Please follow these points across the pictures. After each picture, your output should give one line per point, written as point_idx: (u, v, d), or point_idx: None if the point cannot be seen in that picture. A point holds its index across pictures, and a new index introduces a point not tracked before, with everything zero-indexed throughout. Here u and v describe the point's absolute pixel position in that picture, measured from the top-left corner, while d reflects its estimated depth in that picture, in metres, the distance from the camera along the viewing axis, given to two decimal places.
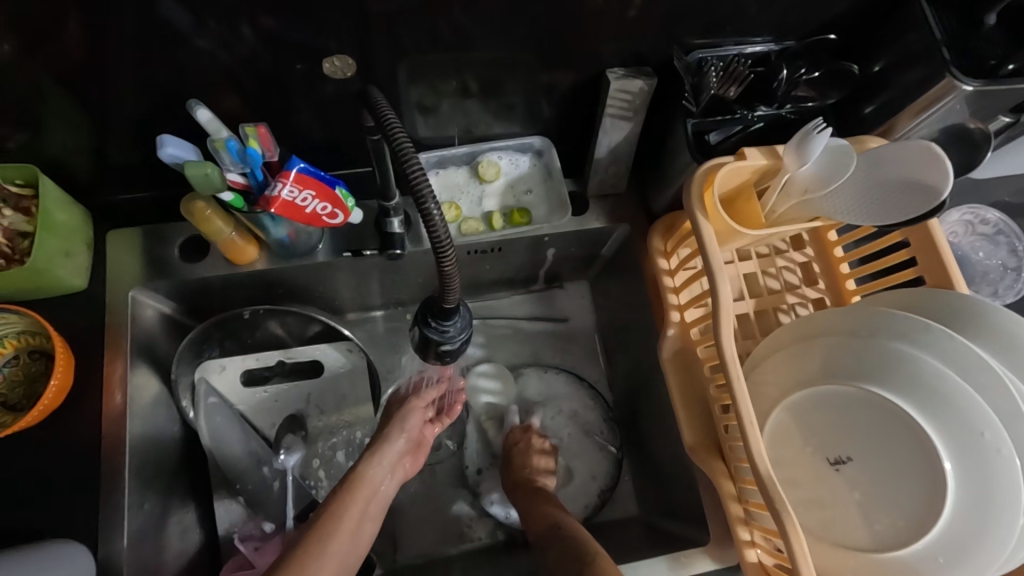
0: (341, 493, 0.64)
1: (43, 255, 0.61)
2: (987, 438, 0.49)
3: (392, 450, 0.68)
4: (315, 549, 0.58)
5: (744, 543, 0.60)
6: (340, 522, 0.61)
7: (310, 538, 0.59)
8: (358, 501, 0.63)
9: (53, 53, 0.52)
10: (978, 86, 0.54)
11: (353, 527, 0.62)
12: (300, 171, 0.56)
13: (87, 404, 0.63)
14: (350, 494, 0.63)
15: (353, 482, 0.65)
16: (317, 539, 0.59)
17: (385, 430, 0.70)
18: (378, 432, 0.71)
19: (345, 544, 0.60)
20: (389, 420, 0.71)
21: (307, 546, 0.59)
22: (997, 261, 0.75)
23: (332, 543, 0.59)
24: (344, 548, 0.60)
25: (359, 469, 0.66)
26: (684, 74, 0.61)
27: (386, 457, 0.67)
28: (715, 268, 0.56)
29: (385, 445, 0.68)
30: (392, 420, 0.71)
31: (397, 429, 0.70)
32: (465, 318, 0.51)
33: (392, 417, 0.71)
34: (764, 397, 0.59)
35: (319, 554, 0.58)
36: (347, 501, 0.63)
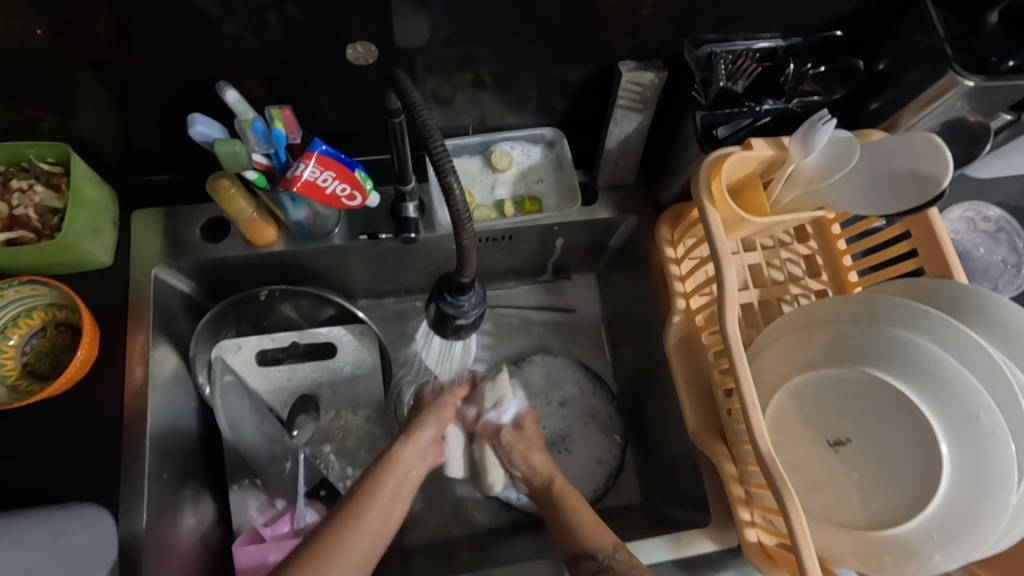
0: (373, 474, 0.64)
1: (72, 230, 0.63)
2: (983, 419, 0.50)
3: (426, 435, 0.69)
4: (351, 520, 0.59)
5: (745, 523, 0.61)
6: (375, 497, 0.62)
7: (347, 511, 0.60)
8: (390, 481, 0.64)
9: (88, 37, 0.55)
10: (979, 82, 0.56)
11: (386, 503, 0.62)
12: (322, 152, 0.59)
13: (110, 376, 0.65)
14: (382, 475, 0.64)
15: (386, 464, 0.65)
16: (352, 512, 0.60)
17: (421, 419, 0.71)
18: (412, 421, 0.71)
19: (379, 520, 0.60)
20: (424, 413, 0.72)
21: (342, 520, 0.59)
22: (998, 257, 0.76)
23: (366, 517, 0.60)
24: (379, 525, 0.60)
25: (391, 453, 0.66)
26: (694, 68, 0.64)
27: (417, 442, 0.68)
28: (721, 254, 0.58)
29: (419, 430, 0.69)
30: (427, 411, 0.72)
31: (433, 417, 0.71)
32: (480, 294, 0.53)
33: (426, 409, 0.72)
34: (767, 382, 0.61)
35: (353, 528, 0.59)
36: (380, 479, 0.64)
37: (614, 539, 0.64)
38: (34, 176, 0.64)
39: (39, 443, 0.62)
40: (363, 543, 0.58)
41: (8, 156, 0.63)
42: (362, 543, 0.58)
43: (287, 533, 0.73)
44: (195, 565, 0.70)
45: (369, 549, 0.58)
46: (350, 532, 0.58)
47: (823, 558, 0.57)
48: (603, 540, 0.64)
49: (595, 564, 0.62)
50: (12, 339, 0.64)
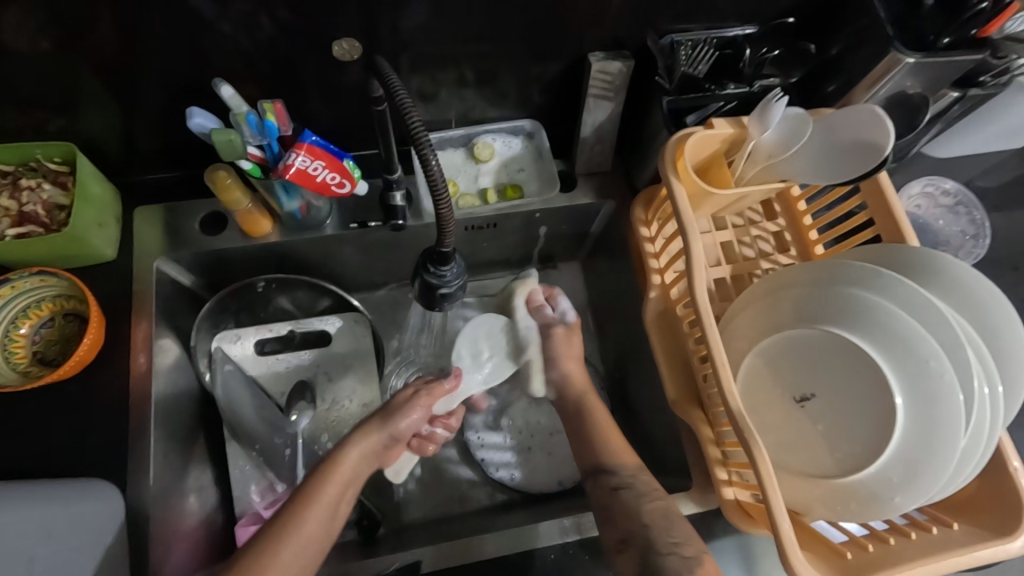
0: (316, 475, 0.63)
1: (79, 223, 0.67)
2: (932, 365, 0.54)
3: (376, 439, 0.68)
4: (292, 522, 0.59)
5: (722, 482, 0.64)
6: (316, 498, 0.61)
7: (286, 516, 0.59)
8: (332, 483, 0.63)
9: (92, 43, 0.59)
10: (919, 58, 0.61)
11: (331, 501, 0.61)
12: (312, 142, 0.63)
13: (115, 364, 0.69)
14: (326, 476, 0.63)
15: (330, 466, 0.64)
16: (298, 510, 0.60)
17: (374, 419, 0.70)
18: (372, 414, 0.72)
19: (322, 520, 0.60)
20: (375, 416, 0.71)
21: (284, 521, 0.59)
22: (957, 228, 0.82)
23: (308, 519, 0.59)
24: (322, 525, 0.60)
25: (337, 453, 0.66)
26: (658, 56, 0.68)
27: (367, 443, 0.67)
28: (689, 229, 0.61)
29: (375, 428, 0.69)
30: (389, 409, 0.72)
31: (395, 418, 0.70)
32: (460, 264, 0.58)
33: (389, 408, 0.71)
34: (736, 347, 0.65)
35: (294, 530, 0.58)
36: (323, 481, 0.62)
37: (637, 460, 0.69)
38: (42, 175, 0.68)
39: (49, 426, 0.65)
40: (305, 543, 0.58)
41: (18, 155, 0.67)
42: (300, 545, 0.58)
43: None
44: (200, 545, 0.73)
45: (314, 547, 0.58)
46: (289, 530, 0.58)
47: (796, 510, 0.60)
48: (627, 460, 0.68)
49: (615, 479, 0.66)
50: (22, 328, 0.68)
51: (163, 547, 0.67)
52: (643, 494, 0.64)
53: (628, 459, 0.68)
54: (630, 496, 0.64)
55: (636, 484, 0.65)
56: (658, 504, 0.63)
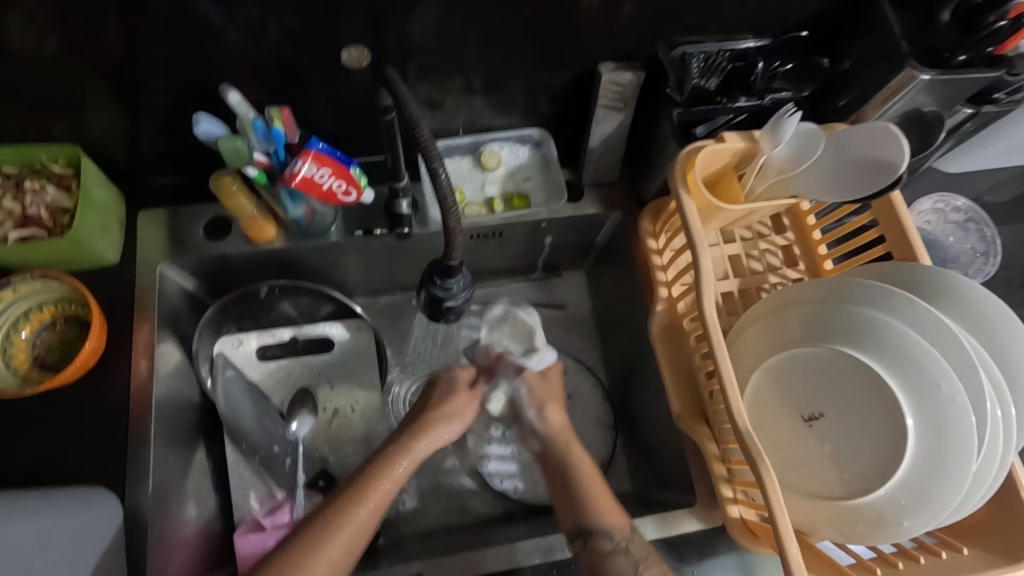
0: (363, 474, 0.63)
1: (83, 228, 0.66)
2: (944, 387, 0.53)
3: (436, 437, 0.68)
4: (338, 519, 0.59)
5: (727, 500, 0.64)
6: (365, 495, 0.61)
7: (333, 510, 0.60)
8: (381, 484, 0.62)
9: (99, 48, 0.58)
10: (935, 75, 0.60)
11: (377, 503, 0.61)
12: (319, 150, 0.63)
13: (116, 369, 0.68)
14: (377, 475, 0.63)
15: (382, 467, 0.63)
16: (341, 509, 0.60)
17: (426, 416, 0.69)
18: (423, 411, 0.70)
19: (367, 518, 0.60)
20: (432, 415, 0.69)
21: (326, 520, 0.59)
22: (967, 245, 0.81)
23: (351, 519, 0.59)
24: (367, 524, 0.60)
25: (394, 454, 0.65)
26: (669, 69, 0.67)
27: (424, 443, 0.67)
28: (698, 243, 0.60)
29: (437, 428, 0.68)
30: (440, 409, 0.70)
31: (448, 418, 0.69)
32: (467, 278, 0.57)
33: (444, 407, 0.70)
34: (744, 363, 0.64)
35: (339, 526, 0.59)
36: (373, 478, 0.62)
37: (626, 520, 0.65)
38: (46, 177, 0.68)
39: (50, 432, 0.64)
40: (350, 542, 0.59)
41: (21, 157, 0.67)
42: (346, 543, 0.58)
43: (286, 522, 0.73)
44: (197, 553, 0.72)
45: (356, 547, 0.59)
46: (339, 532, 0.58)
47: (802, 531, 0.59)
48: (619, 523, 0.65)
49: (610, 544, 0.63)
50: (23, 332, 0.67)
51: (161, 554, 0.66)
52: (639, 560, 0.62)
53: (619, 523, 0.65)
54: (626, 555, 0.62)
55: (630, 550, 0.63)
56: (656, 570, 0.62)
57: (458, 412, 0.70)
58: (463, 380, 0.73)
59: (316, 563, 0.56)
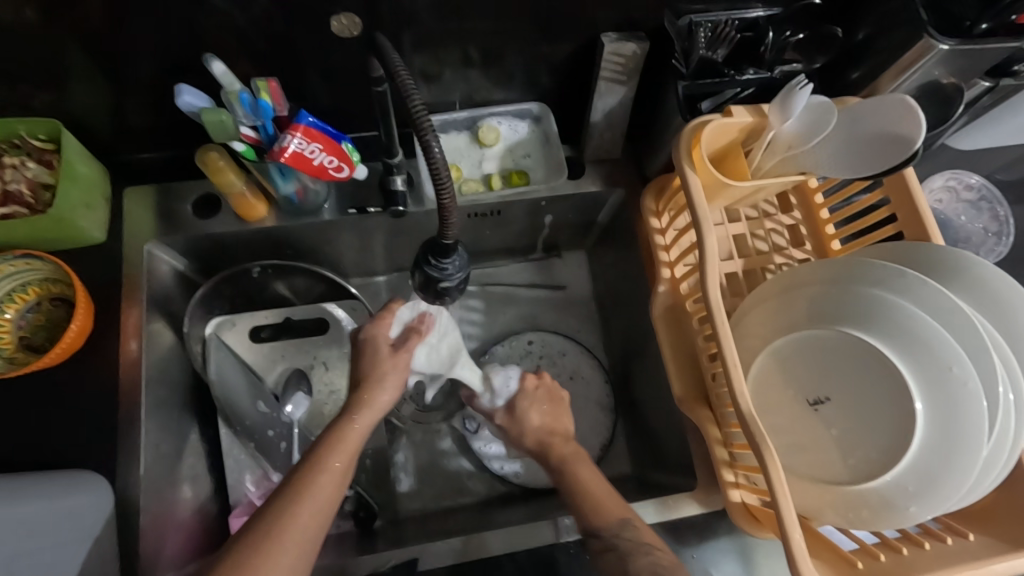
0: (322, 444, 0.60)
1: (65, 204, 0.64)
2: (956, 371, 0.51)
3: (382, 402, 0.64)
4: (306, 487, 0.56)
5: (729, 484, 0.63)
6: (327, 459, 0.58)
7: (300, 477, 0.56)
8: (342, 450, 0.59)
9: (78, 15, 0.56)
10: (954, 45, 0.57)
11: (339, 472, 0.58)
12: (309, 124, 0.60)
13: (105, 350, 0.66)
14: (336, 440, 0.60)
15: (334, 439, 0.60)
16: (306, 476, 0.56)
17: (368, 386, 0.65)
18: (356, 381, 0.66)
19: (335, 483, 0.57)
20: (371, 383, 0.65)
21: (297, 485, 0.56)
22: (979, 225, 0.79)
23: (316, 487, 0.56)
24: (332, 491, 0.57)
25: (342, 424, 0.61)
26: (675, 39, 0.65)
27: (369, 411, 0.63)
28: (702, 221, 0.58)
29: (374, 396, 0.64)
30: (368, 378, 0.65)
31: (384, 387, 0.65)
32: (463, 257, 0.55)
33: (379, 376, 0.65)
34: (749, 346, 0.63)
35: (308, 492, 0.55)
36: (333, 446, 0.59)
37: (620, 513, 0.62)
38: (26, 152, 0.65)
39: (42, 416, 0.63)
40: (317, 510, 0.55)
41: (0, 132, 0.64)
42: (313, 511, 0.55)
43: None
44: (193, 535, 0.71)
45: (323, 519, 0.55)
46: (305, 500, 0.55)
47: (805, 515, 0.59)
48: (611, 515, 0.62)
49: (600, 541, 0.61)
50: (7, 313, 0.65)
51: (153, 537, 0.65)
52: (629, 553, 0.59)
53: (614, 512, 0.62)
54: (622, 551, 0.59)
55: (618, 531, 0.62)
56: (649, 560, 0.58)
57: (391, 377, 0.65)
58: (387, 340, 0.68)
59: (288, 531, 0.53)
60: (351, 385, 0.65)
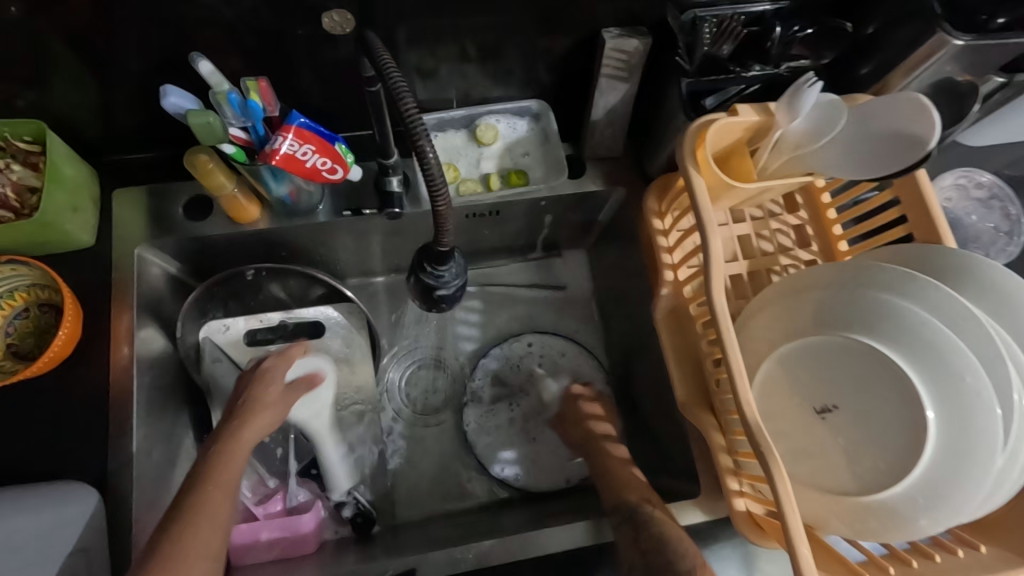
0: (208, 458, 0.59)
1: (51, 208, 0.63)
2: (968, 381, 0.50)
3: (265, 419, 0.64)
4: (198, 503, 0.54)
5: (733, 493, 0.61)
6: (217, 469, 0.58)
7: (190, 496, 0.55)
8: (230, 462, 0.59)
9: (60, 12, 0.54)
10: (969, 41, 0.55)
11: (229, 482, 0.58)
12: (300, 125, 0.58)
13: (96, 356, 0.65)
14: (222, 453, 0.59)
15: (218, 451, 0.59)
16: (198, 492, 0.55)
17: (250, 405, 0.64)
18: (236, 405, 0.65)
19: (227, 494, 0.56)
20: (251, 403, 0.65)
21: (190, 504, 0.54)
22: (990, 224, 0.77)
23: (209, 502, 0.55)
24: (224, 509, 0.55)
25: (224, 440, 0.61)
26: (678, 34, 0.62)
27: (255, 428, 0.63)
28: (707, 223, 0.56)
29: (256, 415, 0.64)
30: (247, 402, 0.65)
31: (265, 407, 0.65)
32: (460, 264, 0.53)
33: (255, 398, 0.65)
34: (754, 352, 0.61)
35: (202, 508, 0.54)
36: (221, 457, 0.59)
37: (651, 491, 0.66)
38: (11, 154, 0.64)
39: (32, 426, 0.62)
40: (216, 523, 0.54)
41: None
42: (209, 528, 0.53)
43: (278, 511, 0.75)
44: None
45: (219, 539, 0.54)
46: (199, 516, 0.53)
47: (811, 524, 0.57)
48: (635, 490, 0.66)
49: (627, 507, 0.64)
50: None
51: None
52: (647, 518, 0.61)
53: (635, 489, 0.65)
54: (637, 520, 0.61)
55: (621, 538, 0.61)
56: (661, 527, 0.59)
57: (276, 403, 0.66)
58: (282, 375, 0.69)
59: (191, 547, 0.52)
60: (233, 411, 0.64)
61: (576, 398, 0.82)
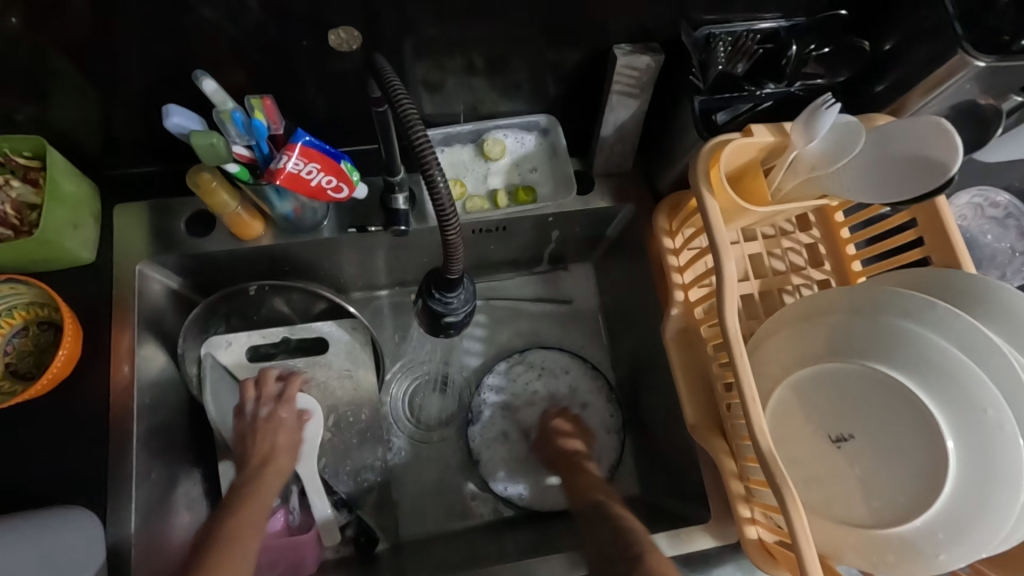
0: (232, 506, 0.65)
1: (50, 225, 0.61)
2: (990, 414, 0.49)
3: (283, 464, 0.70)
4: (227, 547, 0.60)
5: (745, 520, 0.60)
6: (240, 517, 0.63)
7: (220, 541, 0.61)
8: (253, 508, 0.65)
9: (57, 26, 0.52)
10: (990, 62, 0.54)
11: (252, 528, 0.63)
12: (305, 144, 0.57)
13: (95, 374, 0.64)
14: (244, 502, 0.65)
15: (243, 497, 0.66)
16: (226, 537, 0.61)
17: (269, 450, 0.70)
18: (251, 453, 0.70)
19: (250, 540, 0.62)
20: (269, 447, 0.71)
21: (217, 549, 0.60)
22: (1006, 244, 0.76)
23: (236, 546, 0.61)
24: (251, 552, 0.61)
25: (248, 488, 0.67)
26: (692, 51, 0.61)
27: (275, 475, 0.69)
28: (721, 246, 0.55)
29: (278, 462, 0.70)
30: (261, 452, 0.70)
31: (282, 451, 0.71)
32: (469, 290, 0.53)
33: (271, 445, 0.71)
34: (768, 377, 0.59)
35: (232, 553, 0.60)
36: (244, 505, 0.65)
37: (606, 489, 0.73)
38: (10, 170, 0.63)
39: (30, 447, 0.61)
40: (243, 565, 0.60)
41: None
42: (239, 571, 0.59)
43: (277, 530, 0.74)
44: None
45: None
46: (230, 556, 0.60)
47: (825, 554, 0.56)
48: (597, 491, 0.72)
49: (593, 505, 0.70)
50: None
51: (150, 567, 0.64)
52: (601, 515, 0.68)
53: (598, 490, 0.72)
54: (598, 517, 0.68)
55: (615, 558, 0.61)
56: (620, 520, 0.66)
57: (291, 446, 0.72)
58: (290, 421, 0.73)
59: None
60: (252, 459, 0.70)
61: (552, 414, 0.82)
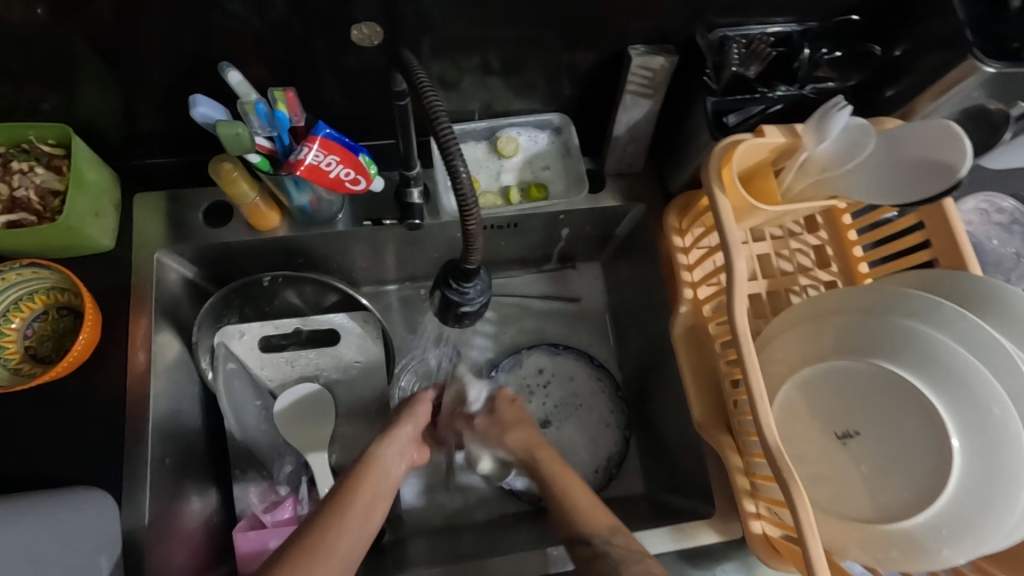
0: (349, 478, 0.61)
1: (74, 213, 0.63)
2: (996, 413, 0.50)
3: (402, 433, 0.67)
4: (335, 515, 0.56)
5: (750, 515, 0.61)
6: (355, 492, 0.59)
7: (328, 508, 0.57)
8: (370, 479, 0.61)
9: (87, 18, 0.54)
10: (999, 68, 0.55)
11: (365, 505, 0.58)
12: (326, 135, 0.58)
13: (112, 360, 0.65)
14: (359, 475, 0.61)
15: (362, 465, 0.62)
16: (338, 506, 0.57)
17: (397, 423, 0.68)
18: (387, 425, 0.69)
19: (363, 510, 0.58)
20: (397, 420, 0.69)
21: (325, 518, 0.56)
22: (1011, 249, 0.77)
23: (346, 513, 0.57)
24: (364, 518, 0.57)
25: (365, 459, 0.63)
26: (706, 52, 0.62)
27: (390, 445, 0.65)
28: (731, 243, 0.56)
29: (396, 430, 0.67)
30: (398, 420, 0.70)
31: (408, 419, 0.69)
32: (485, 281, 0.54)
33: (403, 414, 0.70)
34: (776, 373, 0.60)
35: (337, 523, 0.55)
36: (358, 477, 0.61)
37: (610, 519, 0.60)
38: (35, 157, 0.64)
39: (48, 429, 0.62)
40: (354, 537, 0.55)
41: (9, 136, 0.63)
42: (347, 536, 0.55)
43: (287, 519, 0.73)
44: (199, 548, 0.70)
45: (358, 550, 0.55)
46: (343, 520, 0.56)
47: (829, 550, 0.57)
48: (599, 521, 0.60)
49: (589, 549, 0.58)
50: (14, 322, 0.64)
51: (164, 549, 0.65)
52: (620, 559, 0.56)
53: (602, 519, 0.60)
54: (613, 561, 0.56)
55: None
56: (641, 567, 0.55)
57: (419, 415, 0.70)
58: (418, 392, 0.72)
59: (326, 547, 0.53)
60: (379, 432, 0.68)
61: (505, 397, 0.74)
